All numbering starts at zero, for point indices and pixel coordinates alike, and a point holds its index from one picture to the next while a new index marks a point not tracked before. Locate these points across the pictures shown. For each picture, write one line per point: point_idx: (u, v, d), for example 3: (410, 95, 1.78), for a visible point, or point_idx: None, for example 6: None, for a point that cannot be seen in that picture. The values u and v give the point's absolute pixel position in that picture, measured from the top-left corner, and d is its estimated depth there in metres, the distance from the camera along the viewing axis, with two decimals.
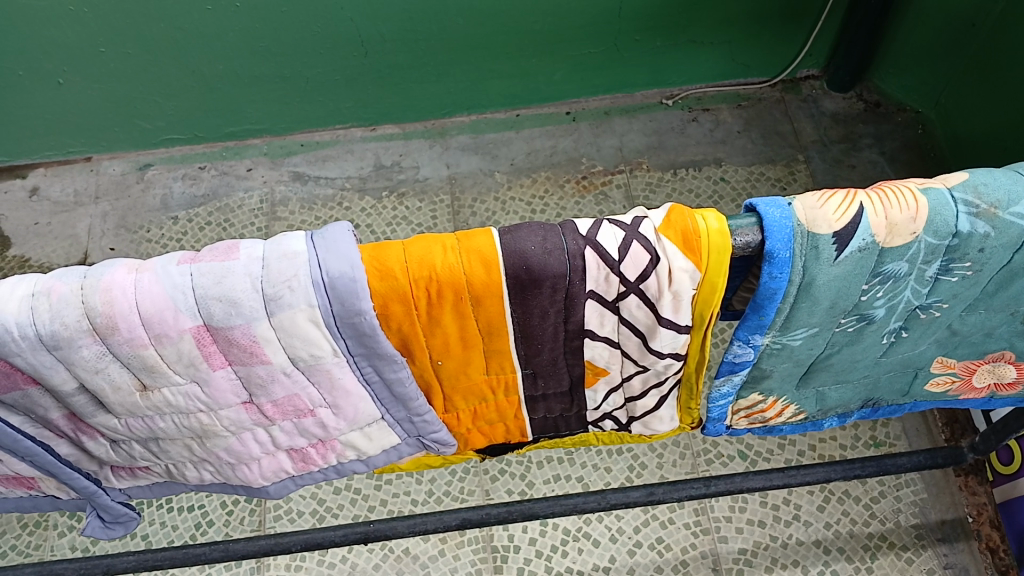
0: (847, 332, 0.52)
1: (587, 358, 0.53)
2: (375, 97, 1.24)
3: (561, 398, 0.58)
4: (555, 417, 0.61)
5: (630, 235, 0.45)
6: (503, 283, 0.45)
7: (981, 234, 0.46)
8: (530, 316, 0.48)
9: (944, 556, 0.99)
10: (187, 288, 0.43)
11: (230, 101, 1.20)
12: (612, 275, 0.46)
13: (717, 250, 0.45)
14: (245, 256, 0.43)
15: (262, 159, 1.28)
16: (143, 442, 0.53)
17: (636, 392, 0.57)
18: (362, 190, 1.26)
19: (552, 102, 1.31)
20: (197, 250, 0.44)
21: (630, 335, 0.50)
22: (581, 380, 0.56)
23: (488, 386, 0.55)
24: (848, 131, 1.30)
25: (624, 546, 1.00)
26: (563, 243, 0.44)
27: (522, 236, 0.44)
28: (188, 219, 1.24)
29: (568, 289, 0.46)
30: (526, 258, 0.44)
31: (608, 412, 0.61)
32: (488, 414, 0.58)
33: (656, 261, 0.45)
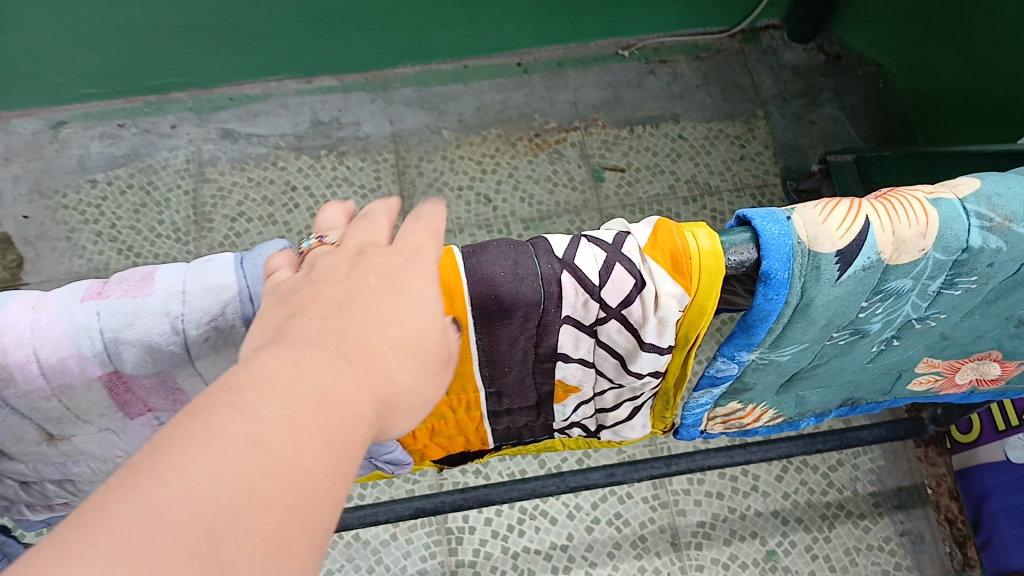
0: (838, 345, 0.48)
1: (557, 377, 0.48)
2: (312, 47, 1.14)
3: (527, 411, 0.54)
4: (519, 427, 0.56)
5: (612, 257, 0.39)
6: (468, 312, 0.39)
7: (992, 249, 0.42)
8: (498, 343, 0.42)
9: (901, 523, 0.98)
10: (94, 330, 0.36)
11: (152, 52, 1.09)
12: (591, 302, 0.40)
13: (710, 274, 0.39)
14: (162, 290, 0.36)
15: (188, 114, 1.18)
16: (59, 479, 0.47)
17: (609, 405, 0.53)
18: (299, 148, 1.18)
19: (501, 52, 1.23)
20: (104, 279, 0.37)
21: (606, 356, 0.45)
22: (550, 396, 0.51)
23: (447, 405, 0.50)
24: (808, 86, 1.26)
25: (582, 522, 0.97)
26: (536, 267, 0.39)
27: (489, 260, 0.39)
28: (108, 182, 1.14)
29: (542, 317, 0.41)
30: (494, 285, 0.39)
31: (575, 421, 0.56)
32: (446, 430, 0.53)
33: (641, 286, 0.40)
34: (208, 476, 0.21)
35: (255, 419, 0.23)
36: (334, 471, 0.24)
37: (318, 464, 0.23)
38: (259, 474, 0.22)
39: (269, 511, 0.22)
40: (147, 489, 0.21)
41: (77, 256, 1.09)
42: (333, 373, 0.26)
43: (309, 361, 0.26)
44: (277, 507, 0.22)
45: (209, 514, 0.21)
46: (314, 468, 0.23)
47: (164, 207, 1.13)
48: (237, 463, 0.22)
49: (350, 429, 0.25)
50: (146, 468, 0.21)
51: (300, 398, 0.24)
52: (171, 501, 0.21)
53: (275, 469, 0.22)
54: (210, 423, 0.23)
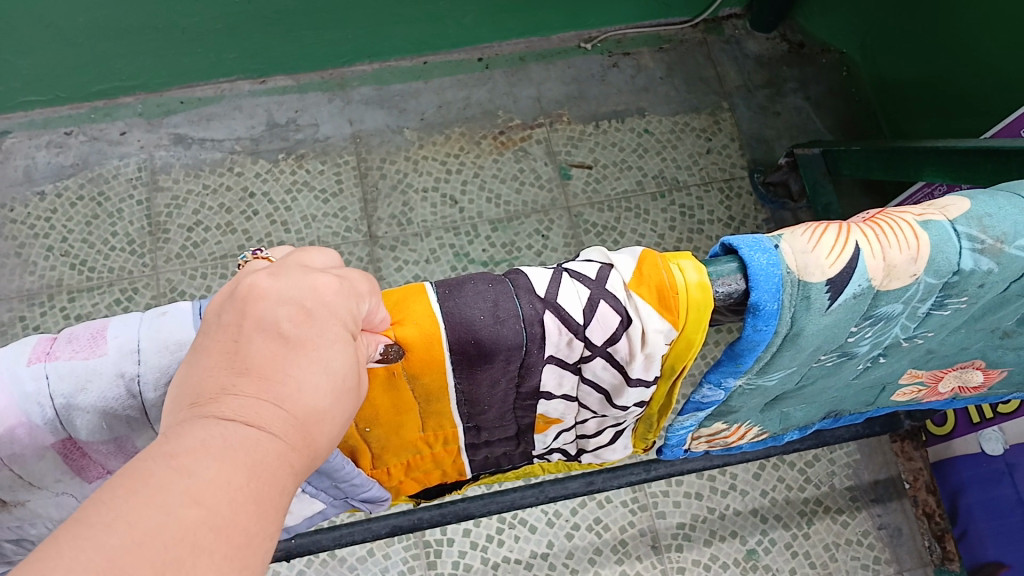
0: (825, 366, 0.47)
1: (539, 412, 0.47)
2: (264, 46, 1.10)
3: (506, 442, 0.52)
4: (497, 456, 0.54)
5: (597, 293, 0.38)
6: (446, 358, 0.37)
7: (984, 271, 0.41)
8: (477, 385, 0.41)
9: (878, 517, 0.99)
10: (43, 397, 0.34)
11: (96, 56, 1.04)
12: (575, 341, 0.39)
13: (697, 312, 0.38)
14: (115, 350, 0.34)
15: (137, 120, 1.13)
16: (17, 535, 0.44)
17: (591, 431, 0.51)
18: (256, 152, 1.14)
19: (461, 47, 1.20)
20: (54, 336, 0.34)
21: (591, 391, 0.44)
22: (530, 427, 0.49)
23: (423, 440, 0.48)
24: (772, 75, 1.25)
25: (561, 529, 0.95)
26: (517, 308, 0.37)
27: (467, 302, 0.36)
28: (57, 193, 1.09)
29: (524, 359, 0.39)
30: (473, 330, 0.36)
31: (556, 447, 0.54)
32: (422, 464, 0.51)
33: (627, 322, 0.38)
34: (149, 532, 0.22)
35: (193, 480, 0.23)
36: (264, 528, 0.24)
37: (251, 522, 0.24)
38: (197, 533, 0.23)
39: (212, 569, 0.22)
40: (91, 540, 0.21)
41: (28, 272, 1.05)
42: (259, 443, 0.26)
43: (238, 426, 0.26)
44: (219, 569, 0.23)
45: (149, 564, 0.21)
46: (247, 528, 0.24)
47: (117, 218, 1.09)
48: (177, 521, 0.22)
49: (275, 489, 0.26)
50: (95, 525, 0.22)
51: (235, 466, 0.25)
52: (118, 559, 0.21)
53: (212, 525, 0.23)
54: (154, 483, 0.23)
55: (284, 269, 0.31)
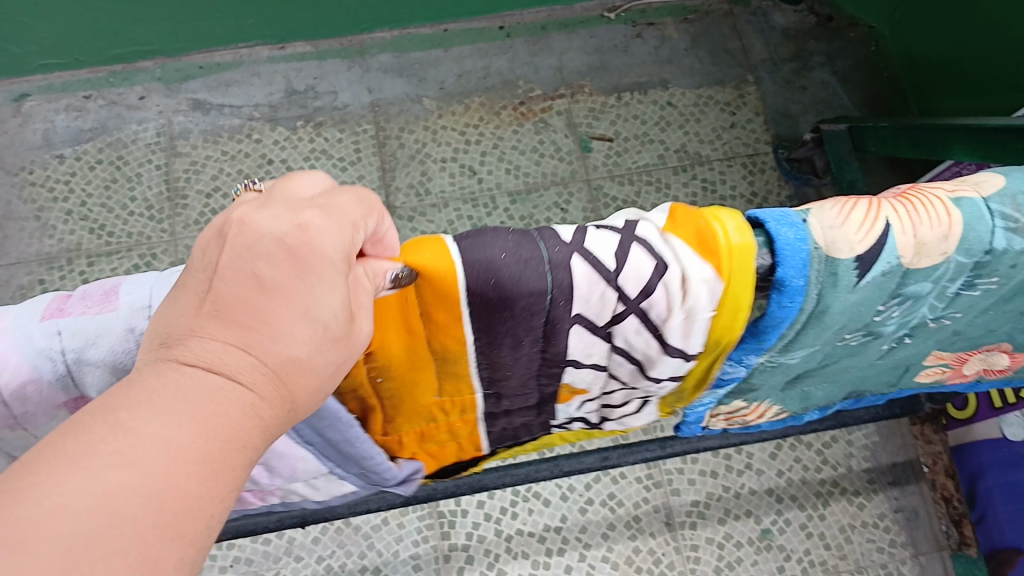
0: (850, 345, 0.46)
1: (564, 380, 0.46)
2: (282, 12, 1.08)
3: (526, 412, 0.51)
4: (515, 427, 0.54)
5: (627, 238, 0.36)
6: (462, 299, 0.36)
7: (1017, 250, 0.39)
8: (497, 340, 0.40)
9: (895, 500, 0.98)
10: (54, 353, 0.34)
11: (114, 20, 1.03)
12: (608, 292, 0.37)
13: (738, 259, 0.36)
14: (126, 307, 0.35)
15: (156, 84, 1.12)
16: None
17: (616, 401, 0.50)
18: (274, 119, 1.13)
19: (482, 15, 1.18)
20: (72, 295, 0.36)
21: (622, 361, 0.44)
22: (553, 397, 0.49)
23: (440, 407, 0.47)
24: (799, 49, 1.22)
25: (575, 503, 0.95)
26: (542, 252, 0.36)
27: (487, 242, 0.35)
28: (76, 158, 1.09)
29: (549, 311, 0.38)
30: (495, 269, 0.35)
31: (578, 417, 0.53)
32: (438, 434, 0.51)
33: (663, 270, 0.37)
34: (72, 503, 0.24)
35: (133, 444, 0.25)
36: (207, 492, 0.27)
37: (189, 488, 0.26)
38: (126, 491, 0.25)
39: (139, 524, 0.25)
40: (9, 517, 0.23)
41: (47, 236, 1.05)
42: (217, 395, 0.28)
43: (199, 377, 0.28)
44: (150, 526, 0.25)
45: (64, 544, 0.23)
46: (183, 483, 0.26)
47: (135, 183, 1.09)
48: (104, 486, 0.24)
49: (227, 451, 0.28)
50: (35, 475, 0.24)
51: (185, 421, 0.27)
52: (31, 531, 0.23)
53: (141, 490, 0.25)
54: (94, 436, 0.25)
55: (274, 199, 0.32)
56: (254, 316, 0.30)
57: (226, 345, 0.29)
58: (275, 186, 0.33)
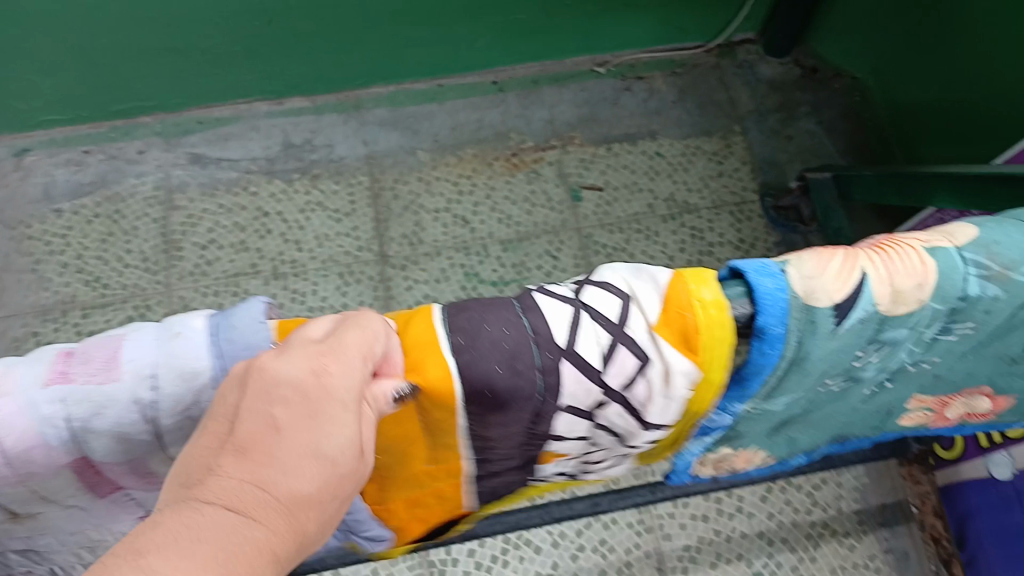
0: (832, 391, 0.47)
1: (548, 449, 0.46)
2: (281, 68, 1.11)
3: (518, 473, 0.50)
4: (504, 486, 0.53)
5: (615, 338, 0.38)
6: (457, 400, 0.37)
7: (990, 297, 0.41)
8: (487, 426, 0.40)
9: (886, 540, 0.98)
10: (59, 420, 0.34)
11: (116, 76, 1.06)
12: (592, 386, 0.39)
13: (713, 346, 0.38)
14: (131, 375, 0.34)
15: (155, 139, 1.15)
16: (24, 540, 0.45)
17: (599, 459, 0.51)
18: (270, 172, 1.15)
19: (476, 70, 1.21)
20: (71, 351, 0.35)
21: (603, 434, 0.44)
22: (539, 460, 0.48)
23: (428, 476, 0.47)
24: (786, 99, 1.26)
25: (568, 552, 0.95)
26: (535, 358, 0.37)
27: (484, 334, 0.37)
28: (74, 211, 1.11)
29: (538, 407, 0.39)
30: (490, 383, 0.37)
31: (564, 473, 0.53)
32: (427, 506, 0.51)
33: (645, 364, 0.39)
34: None
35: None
36: None
37: None
38: None
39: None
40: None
41: (43, 288, 1.06)
42: (229, 531, 0.28)
43: (214, 513, 0.28)
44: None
45: None
46: None
47: (132, 235, 1.10)
48: None
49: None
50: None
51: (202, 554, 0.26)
52: None
53: None
54: (115, 575, 0.24)
55: (291, 347, 0.33)
56: (271, 453, 0.30)
57: (238, 481, 0.29)
58: (292, 335, 0.34)
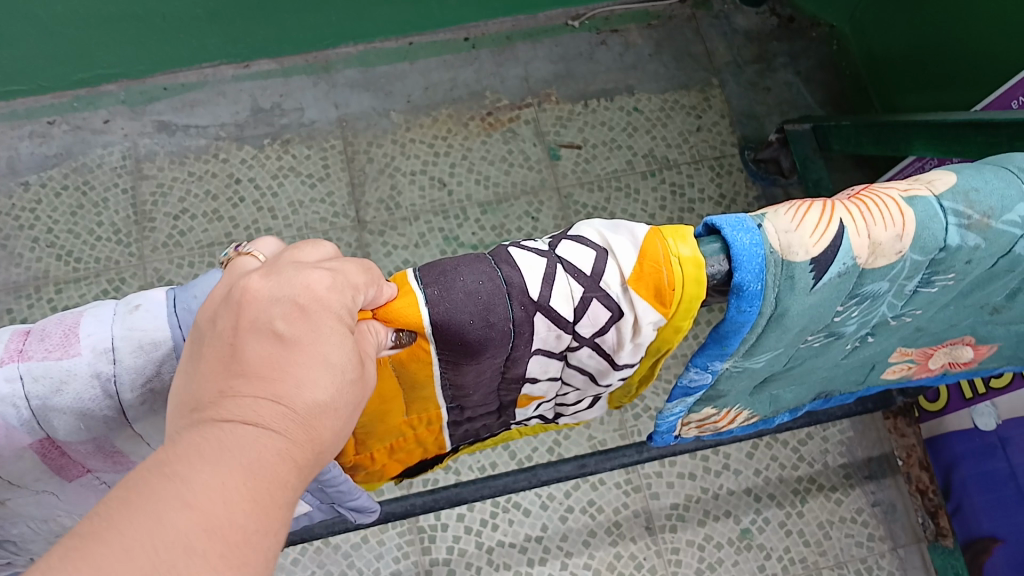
0: (813, 346, 0.47)
1: (523, 391, 0.46)
2: (245, 30, 1.08)
3: (488, 416, 0.50)
4: (477, 428, 0.52)
5: (588, 293, 0.38)
6: (431, 346, 0.37)
7: (970, 247, 0.40)
8: (463, 377, 0.41)
9: (872, 494, 0.99)
10: (17, 399, 0.33)
11: (74, 44, 1.02)
12: (563, 334, 0.39)
13: (689, 298, 0.37)
14: (90, 350, 0.33)
15: (120, 108, 1.12)
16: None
17: (572, 400, 0.49)
18: (240, 138, 1.12)
19: (447, 27, 1.18)
20: (25, 330, 0.34)
21: (574, 373, 0.44)
22: (513, 402, 0.48)
23: (406, 424, 0.47)
24: (762, 51, 1.24)
25: (556, 512, 0.95)
26: (509, 310, 0.37)
27: (459, 282, 0.35)
28: (41, 185, 1.08)
29: (511, 352, 0.39)
30: (463, 330, 0.36)
31: (534, 415, 0.53)
32: (405, 447, 0.50)
33: (617, 317, 0.39)
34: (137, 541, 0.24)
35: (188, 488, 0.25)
36: (263, 528, 0.27)
37: (247, 524, 0.26)
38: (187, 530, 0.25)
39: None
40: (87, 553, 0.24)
41: (13, 265, 1.04)
42: (249, 443, 0.28)
43: (233, 428, 0.28)
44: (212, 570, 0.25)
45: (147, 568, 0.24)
46: (239, 521, 0.26)
47: (102, 208, 1.08)
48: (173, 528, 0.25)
49: (277, 490, 0.28)
50: (103, 526, 0.24)
51: (232, 468, 0.27)
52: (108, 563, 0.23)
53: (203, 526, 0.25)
54: (154, 488, 0.25)
55: (280, 265, 0.32)
56: (280, 366, 0.29)
57: (253, 396, 0.29)
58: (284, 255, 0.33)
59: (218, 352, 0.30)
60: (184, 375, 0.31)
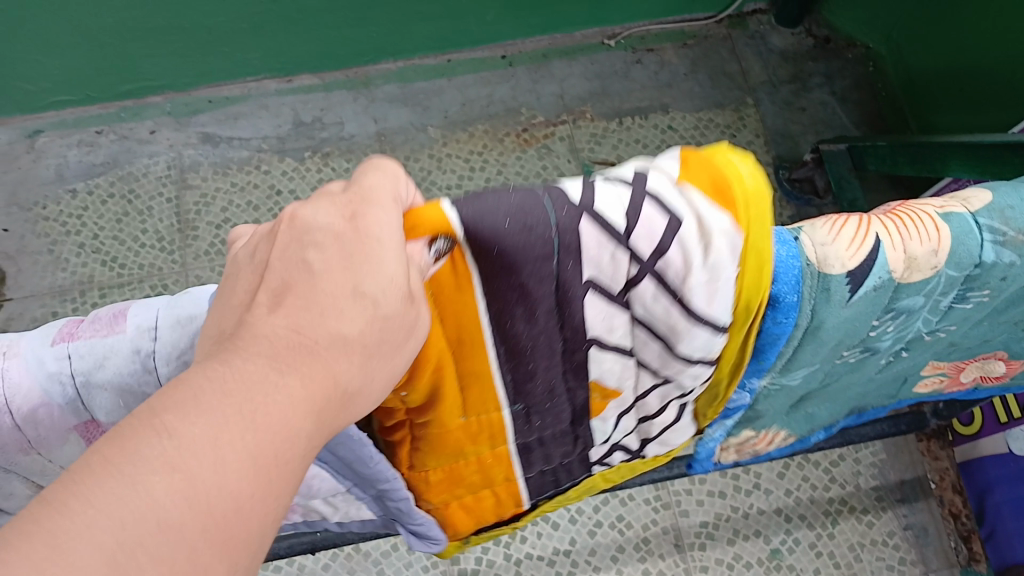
0: (849, 362, 0.47)
1: (593, 378, 0.43)
2: (288, 45, 1.11)
3: (562, 440, 0.49)
4: (554, 466, 0.53)
5: (639, 192, 0.33)
6: (472, 270, 0.33)
7: (1006, 263, 0.40)
8: (515, 322, 0.36)
9: (904, 517, 0.98)
10: (65, 376, 0.36)
11: (123, 57, 1.06)
12: (618, 254, 0.34)
13: (753, 203, 0.34)
14: (132, 328, 0.36)
15: (166, 119, 1.15)
16: None
17: (653, 410, 0.47)
18: (281, 150, 1.15)
19: (484, 44, 1.20)
20: (79, 321, 0.37)
21: (648, 339, 0.39)
22: (587, 408, 0.46)
23: (469, 439, 0.45)
24: (798, 70, 1.24)
25: (584, 527, 0.96)
26: (549, 214, 0.32)
27: (490, 198, 0.31)
28: (88, 192, 1.11)
29: (557, 275, 0.34)
30: (498, 237, 0.31)
31: (618, 440, 0.51)
32: (468, 473, 0.49)
33: (676, 225, 0.33)
34: (111, 513, 0.23)
35: (172, 443, 0.25)
36: (257, 491, 0.26)
37: (241, 489, 0.26)
38: (171, 498, 0.24)
39: (187, 530, 0.24)
40: (50, 526, 0.23)
41: (59, 269, 1.07)
42: (263, 389, 0.27)
43: (250, 369, 0.28)
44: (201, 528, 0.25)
45: (114, 544, 0.23)
46: (232, 486, 0.25)
47: (146, 215, 1.11)
48: (147, 496, 0.24)
49: (280, 449, 0.27)
50: (81, 487, 0.23)
51: (229, 417, 0.26)
52: (73, 539, 0.22)
53: (187, 497, 0.24)
54: (139, 441, 0.25)
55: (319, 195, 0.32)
56: (311, 301, 0.30)
57: (277, 336, 0.29)
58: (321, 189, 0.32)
59: (248, 289, 0.31)
60: (219, 303, 0.32)
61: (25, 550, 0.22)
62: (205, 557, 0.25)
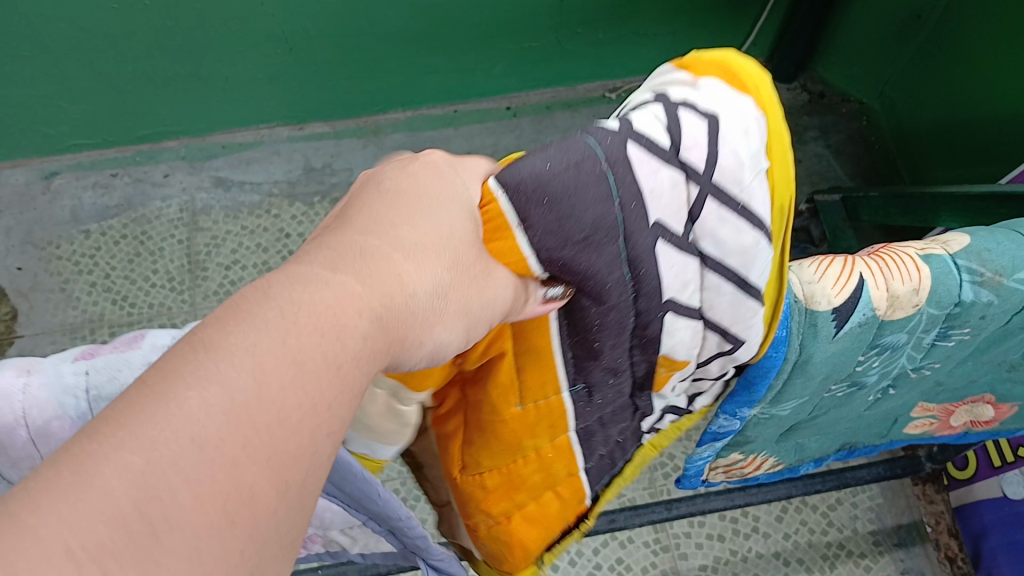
0: (836, 397, 0.49)
1: (662, 352, 0.42)
2: (302, 95, 1.15)
3: (621, 414, 0.47)
4: (612, 446, 0.50)
5: (671, 108, 0.36)
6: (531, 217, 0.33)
7: (984, 303, 0.43)
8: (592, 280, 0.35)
9: (901, 561, 0.98)
10: (79, 389, 0.38)
11: (142, 103, 1.10)
12: (678, 173, 0.35)
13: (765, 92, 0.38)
14: (147, 346, 0.39)
15: (180, 163, 1.18)
16: None
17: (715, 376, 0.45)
18: (291, 195, 1.19)
19: (491, 96, 1.24)
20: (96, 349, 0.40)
21: (720, 286, 0.39)
22: (649, 380, 0.44)
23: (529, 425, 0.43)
24: (794, 124, 1.29)
25: (583, 569, 0.96)
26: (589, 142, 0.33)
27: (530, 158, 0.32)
28: (101, 233, 1.14)
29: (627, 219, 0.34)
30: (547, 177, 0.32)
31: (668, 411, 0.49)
32: (530, 473, 0.46)
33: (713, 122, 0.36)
34: (154, 437, 0.22)
35: (214, 352, 0.24)
36: (305, 406, 0.25)
37: (290, 399, 0.25)
38: (209, 408, 0.23)
39: (227, 446, 0.23)
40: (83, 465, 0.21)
41: (71, 307, 1.09)
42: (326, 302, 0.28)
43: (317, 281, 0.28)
44: (248, 449, 0.23)
45: (146, 468, 0.21)
46: (271, 393, 0.25)
47: (157, 256, 1.13)
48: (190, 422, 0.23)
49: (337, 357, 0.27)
50: (114, 413, 0.23)
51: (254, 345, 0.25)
52: (105, 469, 0.21)
53: (232, 408, 0.23)
54: (182, 358, 0.24)
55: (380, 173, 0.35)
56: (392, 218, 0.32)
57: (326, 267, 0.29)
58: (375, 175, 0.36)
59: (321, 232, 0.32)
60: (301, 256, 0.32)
61: (52, 479, 0.21)
62: (250, 471, 0.23)
